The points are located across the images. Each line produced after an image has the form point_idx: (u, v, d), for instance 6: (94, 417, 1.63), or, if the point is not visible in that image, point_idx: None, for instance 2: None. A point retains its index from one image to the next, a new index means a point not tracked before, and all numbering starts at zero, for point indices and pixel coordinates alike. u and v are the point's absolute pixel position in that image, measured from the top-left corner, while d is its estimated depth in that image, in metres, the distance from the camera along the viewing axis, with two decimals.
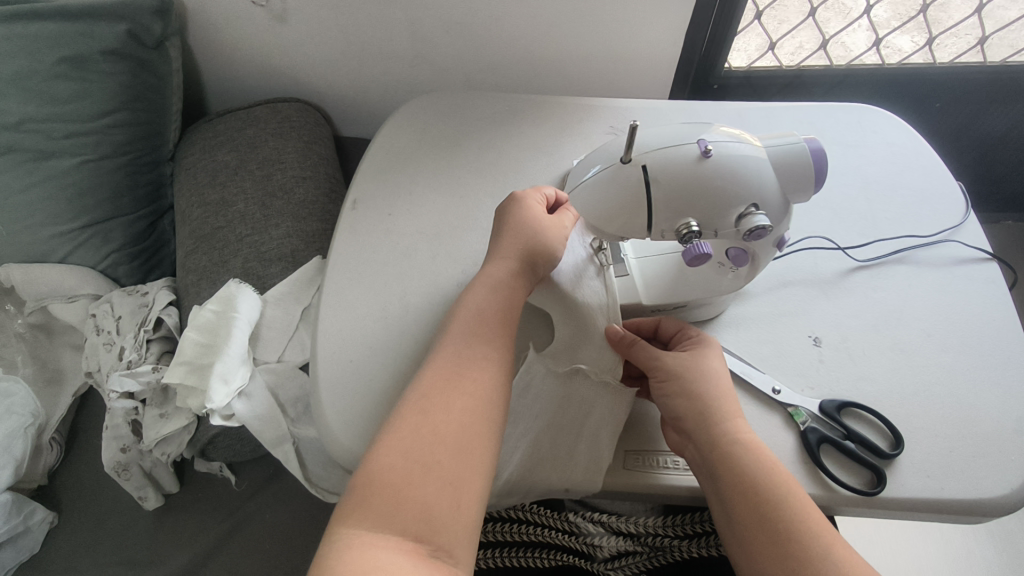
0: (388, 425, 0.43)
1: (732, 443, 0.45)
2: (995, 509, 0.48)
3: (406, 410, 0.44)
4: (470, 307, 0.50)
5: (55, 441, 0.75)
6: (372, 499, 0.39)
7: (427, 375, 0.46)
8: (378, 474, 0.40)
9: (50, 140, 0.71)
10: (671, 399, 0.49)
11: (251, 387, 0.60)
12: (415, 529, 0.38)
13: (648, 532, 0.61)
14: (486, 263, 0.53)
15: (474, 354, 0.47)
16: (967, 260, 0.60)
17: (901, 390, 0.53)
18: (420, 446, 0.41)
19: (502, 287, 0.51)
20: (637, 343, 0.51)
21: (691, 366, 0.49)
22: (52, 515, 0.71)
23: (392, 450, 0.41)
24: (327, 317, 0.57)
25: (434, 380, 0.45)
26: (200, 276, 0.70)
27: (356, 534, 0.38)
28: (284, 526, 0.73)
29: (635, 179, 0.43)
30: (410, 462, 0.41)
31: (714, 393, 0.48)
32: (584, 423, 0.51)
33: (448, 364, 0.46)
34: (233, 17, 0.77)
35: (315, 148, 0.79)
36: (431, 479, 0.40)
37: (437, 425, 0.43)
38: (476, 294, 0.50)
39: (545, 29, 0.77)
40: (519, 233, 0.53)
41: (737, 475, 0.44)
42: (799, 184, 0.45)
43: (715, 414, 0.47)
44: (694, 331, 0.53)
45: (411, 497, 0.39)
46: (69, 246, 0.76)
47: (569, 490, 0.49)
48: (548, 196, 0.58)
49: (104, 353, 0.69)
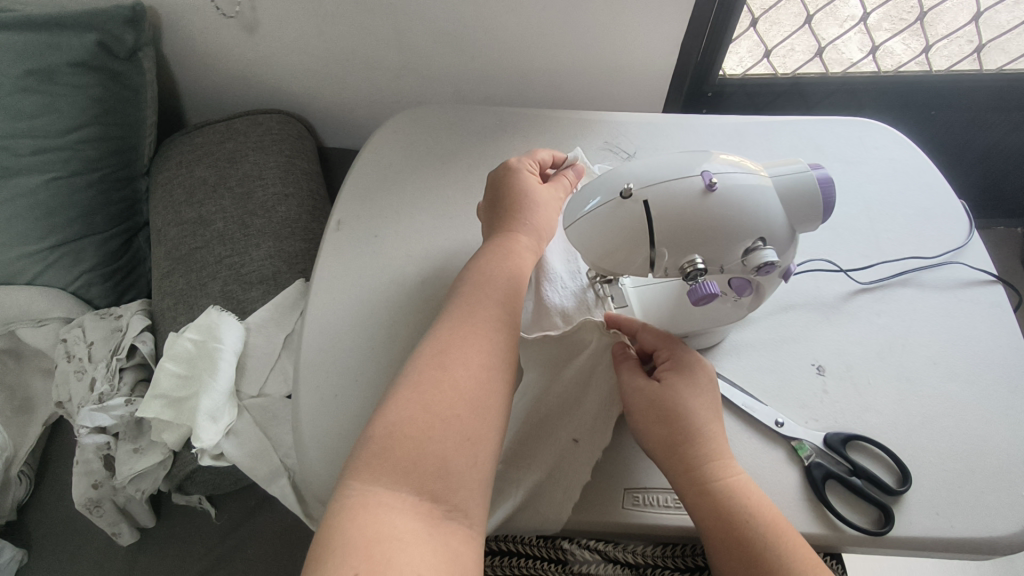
0: (403, 379, 0.42)
1: (703, 479, 0.44)
2: (1006, 546, 0.46)
3: (423, 364, 0.42)
4: (487, 269, 0.48)
5: (23, 474, 0.70)
6: (392, 451, 0.38)
7: (441, 331, 0.45)
8: (395, 428, 0.39)
9: (14, 157, 0.67)
10: (650, 434, 0.46)
11: (239, 424, 0.57)
12: (433, 487, 0.37)
13: (647, 563, 0.57)
14: (490, 239, 0.52)
15: (486, 314, 0.46)
16: (970, 283, 0.59)
17: (908, 423, 0.51)
18: (439, 399, 0.40)
19: (510, 255, 0.50)
20: (624, 363, 0.49)
21: (680, 400, 0.47)
22: (22, 552, 0.67)
23: (411, 404, 0.40)
24: (310, 347, 0.54)
25: (450, 334, 0.44)
26: (178, 300, 0.67)
27: (372, 492, 0.36)
28: (269, 558, 0.69)
29: (638, 215, 0.40)
30: (429, 416, 0.39)
31: (684, 425, 0.46)
32: (584, 396, 0.50)
33: (462, 322, 0.45)
34: (211, 26, 0.74)
35: (298, 162, 0.76)
36: (449, 432, 0.39)
37: (454, 379, 0.41)
38: (487, 261, 0.49)
39: (538, 40, 0.74)
40: (521, 209, 0.53)
41: (708, 510, 0.43)
42: (807, 215, 0.42)
43: (706, 456, 0.45)
44: (673, 351, 0.49)
45: (430, 449, 0.38)
46: (37, 267, 0.71)
47: (579, 440, 0.49)
48: (543, 160, 0.58)
49: (74, 383, 0.64)
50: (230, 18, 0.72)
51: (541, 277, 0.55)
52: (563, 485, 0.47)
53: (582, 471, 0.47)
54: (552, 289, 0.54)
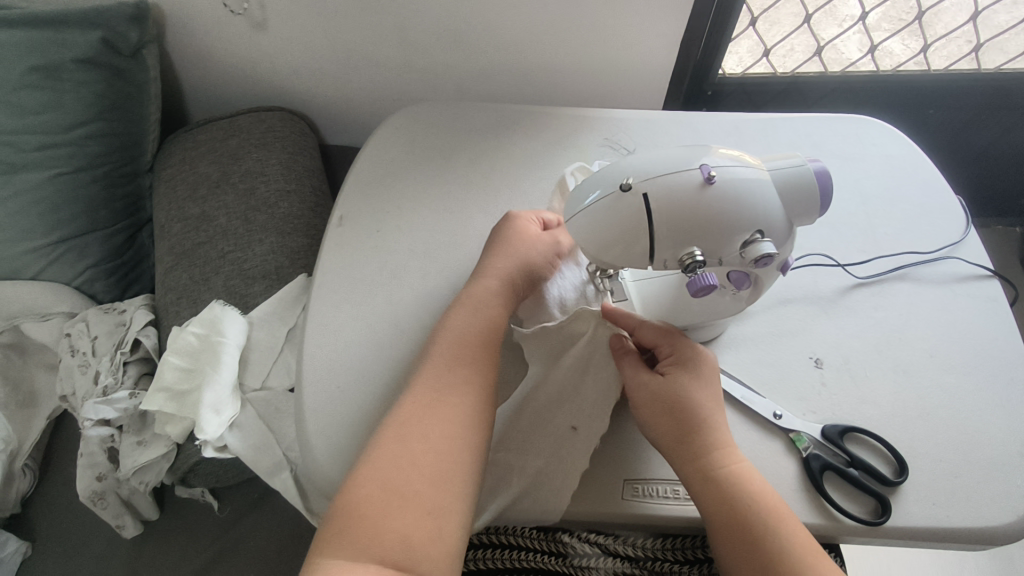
0: (367, 452, 0.43)
1: (706, 467, 0.45)
2: (1001, 536, 0.47)
3: (386, 436, 0.43)
4: (458, 324, 0.49)
5: (28, 467, 0.71)
6: (353, 528, 0.40)
7: (407, 399, 0.46)
8: (356, 505, 0.40)
9: (20, 152, 0.68)
10: (654, 424, 0.47)
11: (243, 417, 0.57)
12: (396, 559, 0.39)
13: (647, 556, 0.58)
14: (470, 283, 0.53)
15: (453, 375, 0.46)
16: (967, 278, 0.59)
17: (905, 415, 0.52)
18: (400, 474, 0.41)
19: (483, 307, 0.50)
20: (626, 357, 0.50)
21: (682, 392, 0.47)
22: (26, 544, 0.67)
23: (371, 479, 0.41)
24: (313, 340, 0.55)
25: (414, 404, 0.45)
26: (181, 294, 0.67)
27: (334, 565, 0.38)
28: (272, 552, 0.70)
29: (637, 207, 0.41)
30: (389, 491, 0.41)
31: (687, 415, 0.46)
32: (582, 383, 0.51)
33: (427, 388, 0.46)
34: (214, 24, 0.74)
35: (300, 159, 0.77)
36: (409, 509, 0.40)
37: (415, 451, 0.42)
38: (461, 313, 0.50)
39: (538, 39, 0.75)
40: (502, 251, 0.54)
41: (711, 497, 0.44)
42: (804, 208, 0.43)
43: (708, 445, 0.45)
44: (674, 344, 0.49)
45: (390, 525, 0.40)
46: (41, 262, 0.72)
47: (578, 427, 0.49)
48: (548, 220, 0.58)
49: (78, 376, 0.65)
50: (235, 14, 0.73)
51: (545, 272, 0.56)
52: (564, 473, 0.47)
53: (579, 455, 0.48)
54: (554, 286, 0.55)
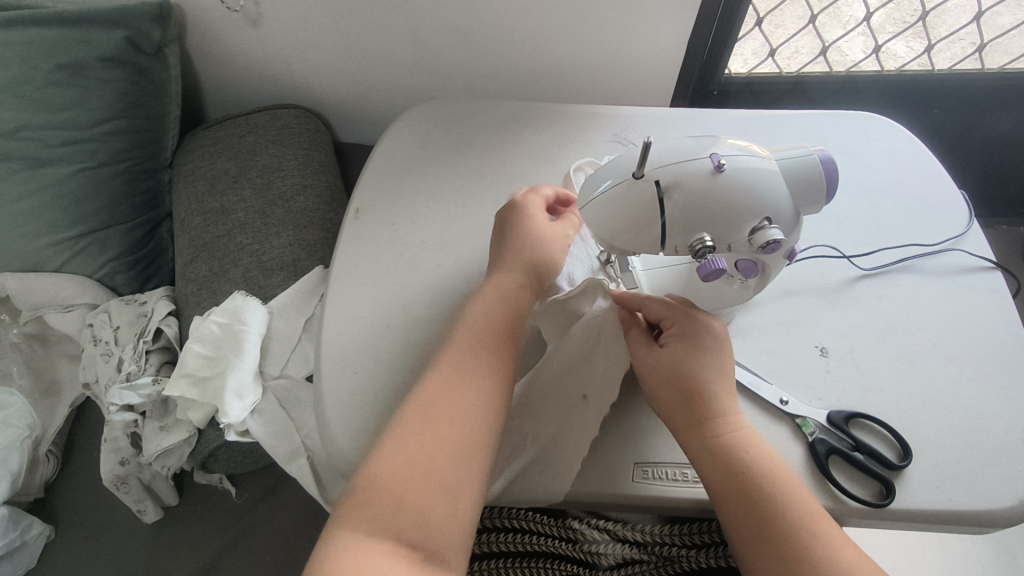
0: (390, 429, 0.44)
1: (710, 437, 0.46)
2: (1004, 519, 0.48)
3: (410, 413, 0.45)
4: (484, 316, 0.50)
5: (52, 453, 0.72)
6: (370, 502, 0.41)
7: (431, 378, 0.47)
8: (376, 479, 0.41)
9: (45, 148, 0.69)
10: (658, 396, 0.48)
11: (263, 404, 0.59)
12: (412, 536, 0.40)
13: (654, 540, 0.59)
14: (491, 276, 0.53)
15: (477, 360, 0.47)
16: (971, 269, 0.61)
17: (909, 401, 0.53)
18: (421, 452, 0.43)
19: (508, 298, 0.51)
20: (631, 331, 0.51)
21: (683, 367, 0.48)
22: (50, 528, 0.68)
23: (393, 455, 0.42)
24: (332, 328, 0.56)
25: (438, 383, 0.46)
26: (201, 286, 0.69)
27: (353, 539, 0.39)
28: (288, 535, 0.72)
29: (649, 194, 0.42)
30: (410, 468, 0.42)
31: (690, 387, 0.47)
32: (592, 353, 0.52)
33: (452, 369, 0.47)
34: (233, 24, 0.76)
35: (316, 155, 0.78)
36: (428, 487, 0.42)
37: (437, 430, 0.44)
38: (485, 303, 0.51)
39: (548, 38, 0.77)
40: (523, 244, 0.54)
41: (713, 467, 0.45)
42: (810, 196, 0.44)
43: (703, 413, 0.47)
44: (679, 319, 0.50)
45: (410, 500, 0.41)
46: (65, 255, 0.74)
47: (587, 396, 0.51)
48: (547, 196, 0.58)
49: (101, 364, 0.67)
50: (254, 14, 0.74)
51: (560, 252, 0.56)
52: (573, 440, 0.49)
53: (588, 419, 0.50)
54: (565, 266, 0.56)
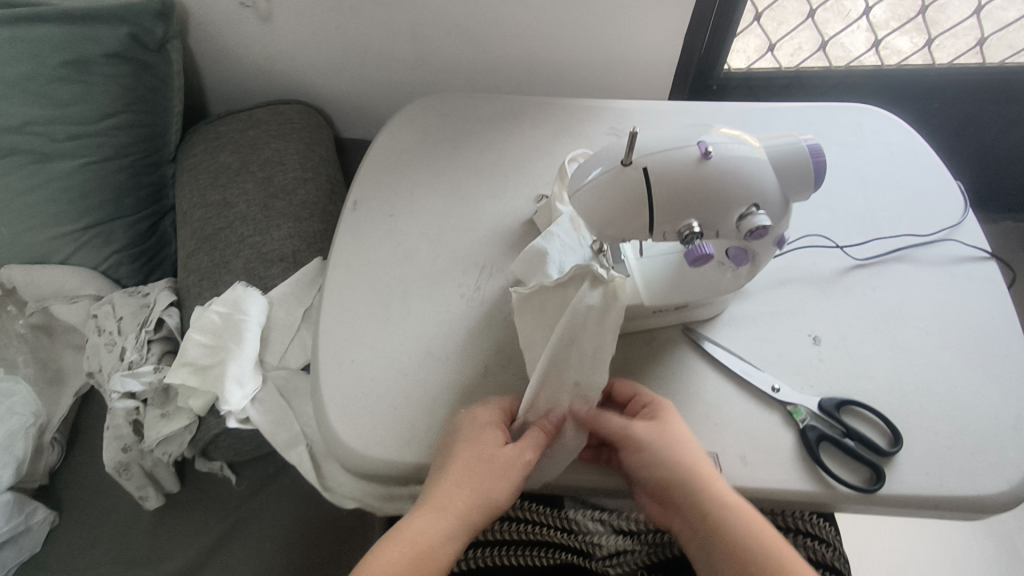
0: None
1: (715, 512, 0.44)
2: (995, 505, 0.48)
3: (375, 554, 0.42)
4: (444, 494, 0.44)
5: (56, 441, 0.73)
6: None
7: (402, 528, 0.43)
8: None
9: (51, 142, 0.70)
10: (649, 476, 0.46)
11: (262, 391, 0.60)
12: None
13: (645, 529, 0.63)
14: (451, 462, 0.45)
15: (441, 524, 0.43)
16: (965, 259, 0.61)
17: (901, 389, 0.53)
18: None
19: (468, 476, 0.44)
20: (601, 418, 0.49)
21: (665, 456, 0.46)
22: (54, 514, 0.69)
23: None
24: (330, 317, 0.57)
25: (404, 542, 0.42)
26: (202, 276, 0.69)
27: None
28: (286, 527, 0.70)
29: (638, 181, 0.42)
30: None
31: (680, 469, 0.46)
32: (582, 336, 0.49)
33: (419, 532, 0.42)
34: (236, 20, 0.77)
35: (316, 149, 0.79)
36: None
37: None
38: (453, 478, 0.44)
39: (547, 33, 0.77)
40: (477, 447, 0.46)
41: (725, 542, 0.43)
42: (798, 183, 0.45)
43: (682, 487, 0.45)
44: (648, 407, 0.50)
45: None
46: (69, 247, 0.74)
47: (580, 381, 0.49)
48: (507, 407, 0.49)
49: (104, 354, 0.68)
50: (255, 10, 0.76)
51: (547, 237, 0.56)
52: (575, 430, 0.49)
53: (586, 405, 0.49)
54: (552, 249, 0.55)
